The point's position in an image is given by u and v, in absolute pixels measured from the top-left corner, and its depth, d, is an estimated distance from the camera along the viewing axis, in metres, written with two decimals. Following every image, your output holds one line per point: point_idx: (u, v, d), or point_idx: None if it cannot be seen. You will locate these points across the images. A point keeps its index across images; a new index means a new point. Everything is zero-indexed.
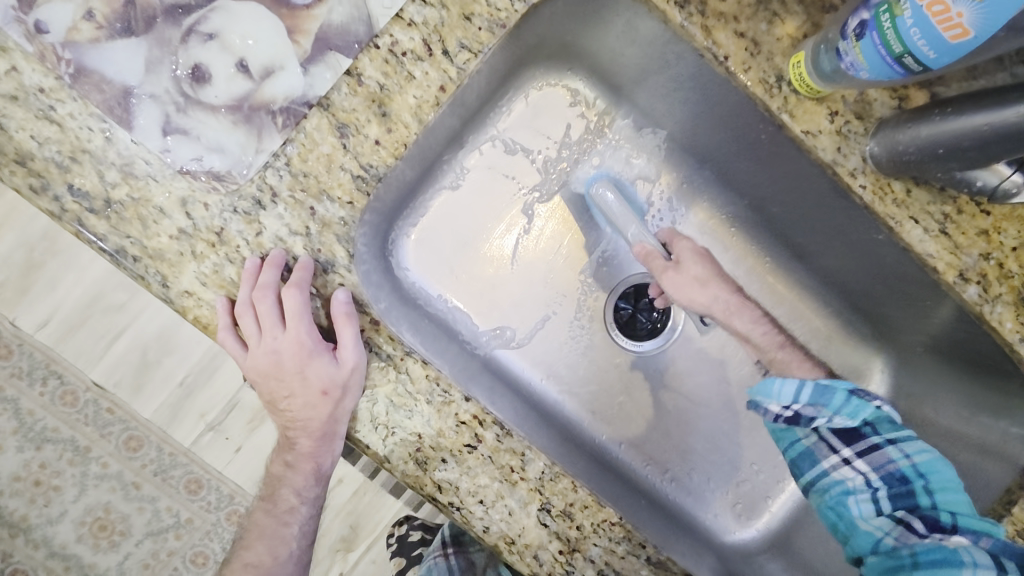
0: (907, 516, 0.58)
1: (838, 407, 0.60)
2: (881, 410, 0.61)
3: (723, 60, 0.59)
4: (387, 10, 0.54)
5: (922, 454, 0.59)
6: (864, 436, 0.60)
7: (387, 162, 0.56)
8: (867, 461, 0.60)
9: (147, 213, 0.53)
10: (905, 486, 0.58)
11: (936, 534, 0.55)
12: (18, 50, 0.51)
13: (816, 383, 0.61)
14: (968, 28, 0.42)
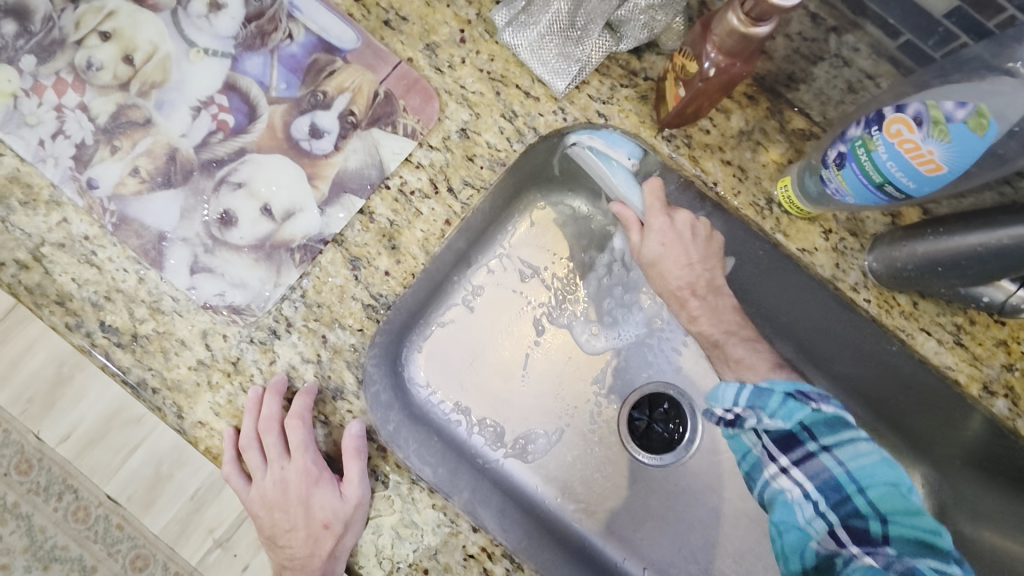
0: (842, 533, 0.50)
1: (773, 409, 0.54)
2: (826, 411, 0.53)
3: (711, 185, 0.63)
4: (397, 156, 0.60)
5: (867, 465, 0.52)
6: (795, 439, 0.53)
7: (396, 292, 0.59)
8: (805, 470, 0.52)
9: (169, 345, 0.56)
10: (840, 496, 0.51)
11: (865, 548, 0.50)
12: (70, 204, 0.57)
13: (756, 384, 0.54)
14: (941, 162, 0.45)
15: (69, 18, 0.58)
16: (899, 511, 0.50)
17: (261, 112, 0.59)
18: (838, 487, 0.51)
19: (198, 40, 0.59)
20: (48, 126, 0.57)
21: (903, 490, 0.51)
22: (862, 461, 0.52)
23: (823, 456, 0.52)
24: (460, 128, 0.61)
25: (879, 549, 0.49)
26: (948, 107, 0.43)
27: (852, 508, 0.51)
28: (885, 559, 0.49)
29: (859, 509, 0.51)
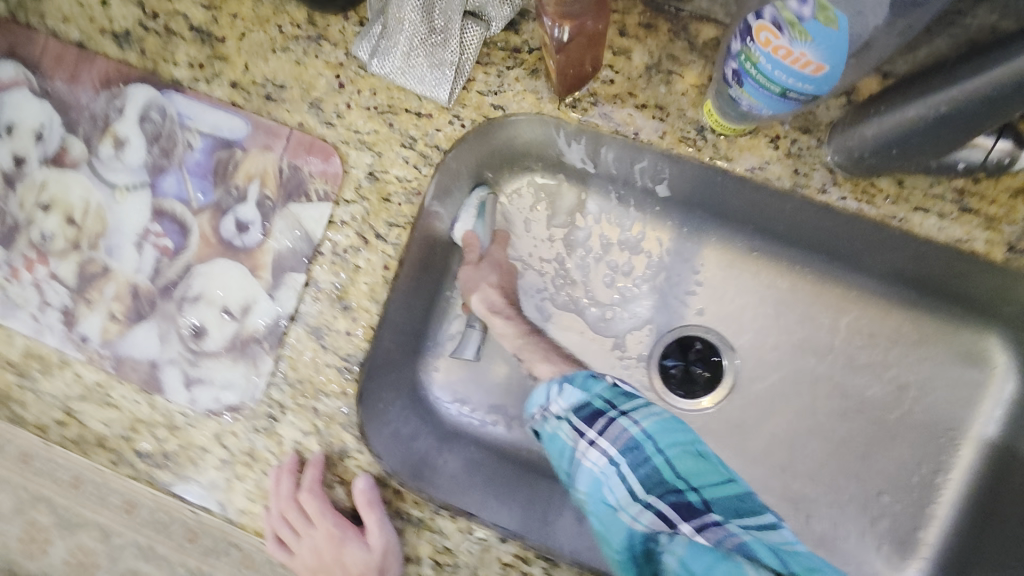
0: (658, 504, 0.49)
1: (575, 389, 0.57)
2: (619, 385, 0.57)
3: (633, 134, 0.58)
4: (319, 221, 0.61)
5: (663, 427, 0.53)
6: (598, 412, 0.55)
7: (361, 346, 0.61)
8: (609, 438, 0.53)
9: (194, 454, 0.63)
10: (641, 459, 0.51)
11: (694, 522, 0.48)
12: (75, 361, 0.64)
13: (561, 378, 0.59)
14: (820, 61, 0.42)
15: (15, 202, 0.65)
16: (688, 471, 0.50)
17: (191, 225, 0.62)
18: (634, 448, 0.51)
19: (117, 180, 0.63)
20: (34, 301, 0.64)
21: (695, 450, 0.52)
22: (656, 420, 0.53)
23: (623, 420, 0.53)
24: (368, 172, 0.61)
25: (706, 519, 0.48)
26: (797, 6, 0.41)
27: (670, 485, 0.50)
28: (717, 534, 0.47)
29: (668, 474, 0.50)
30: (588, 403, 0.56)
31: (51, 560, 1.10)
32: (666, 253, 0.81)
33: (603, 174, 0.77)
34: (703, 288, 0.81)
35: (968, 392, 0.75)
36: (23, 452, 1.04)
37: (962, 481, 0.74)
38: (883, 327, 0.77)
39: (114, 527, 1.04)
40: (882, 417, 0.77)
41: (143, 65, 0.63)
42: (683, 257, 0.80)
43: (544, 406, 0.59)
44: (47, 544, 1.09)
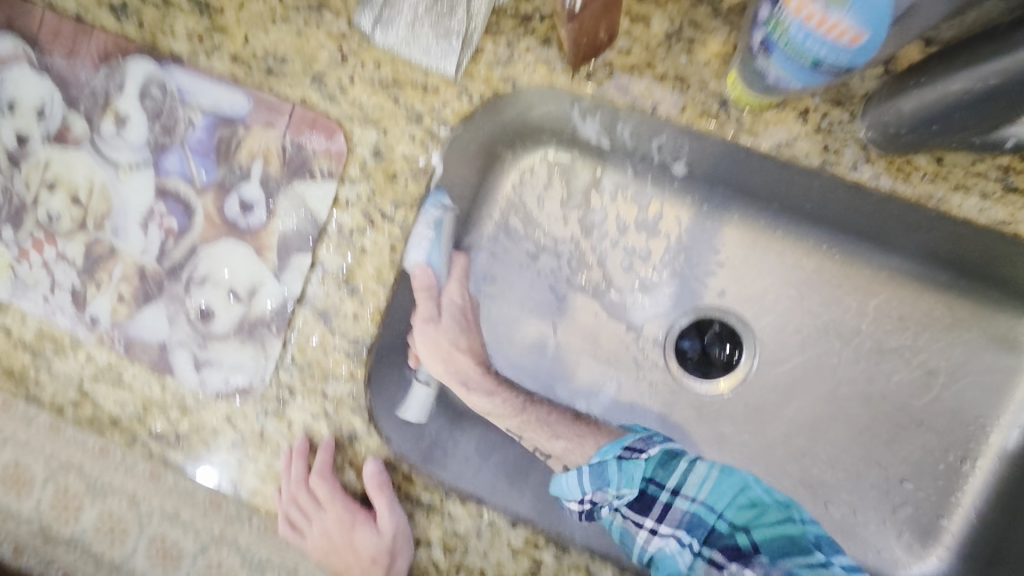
0: (715, 553, 0.54)
1: (616, 481, 0.56)
2: (654, 455, 0.58)
3: (651, 109, 0.54)
4: (324, 201, 0.59)
5: (712, 489, 0.56)
6: (649, 499, 0.56)
7: (369, 330, 0.60)
8: (670, 522, 0.56)
9: (206, 435, 0.63)
10: (701, 523, 0.56)
11: (738, 563, 0.53)
12: (87, 341, 0.64)
13: (591, 465, 0.58)
14: (859, 30, 0.39)
15: (20, 181, 0.64)
16: (746, 517, 0.55)
17: (196, 206, 0.61)
18: (698, 525, 0.55)
19: (120, 159, 0.62)
20: (44, 282, 0.64)
21: (746, 500, 0.56)
22: (710, 488, 0.57)
23: (677, 501, 0.56)
24: (374, 150, 0.58)
25: (753, 561, 0.52)
26: None
27: (716, 533, 0.55)
28: (765, 568, 0.51)
29: (723, 528, 0.55)
30: (639, 490, 0.57)
31: None
32: (685, 232, 0.78)
33: (620, 149, 0.75)
34: (722, 267, 0.78)
35: (998, 376, 0.72)
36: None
37: (989, 469, 0.72)
38: (914, 310, 0.74)
39: (143, 493, 1.02)
40: (905, 401, 0.75)
41: (140, 38, 0.61)
42: (702, 237, 0.78)
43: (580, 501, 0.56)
44: (79, 510, 1.01)
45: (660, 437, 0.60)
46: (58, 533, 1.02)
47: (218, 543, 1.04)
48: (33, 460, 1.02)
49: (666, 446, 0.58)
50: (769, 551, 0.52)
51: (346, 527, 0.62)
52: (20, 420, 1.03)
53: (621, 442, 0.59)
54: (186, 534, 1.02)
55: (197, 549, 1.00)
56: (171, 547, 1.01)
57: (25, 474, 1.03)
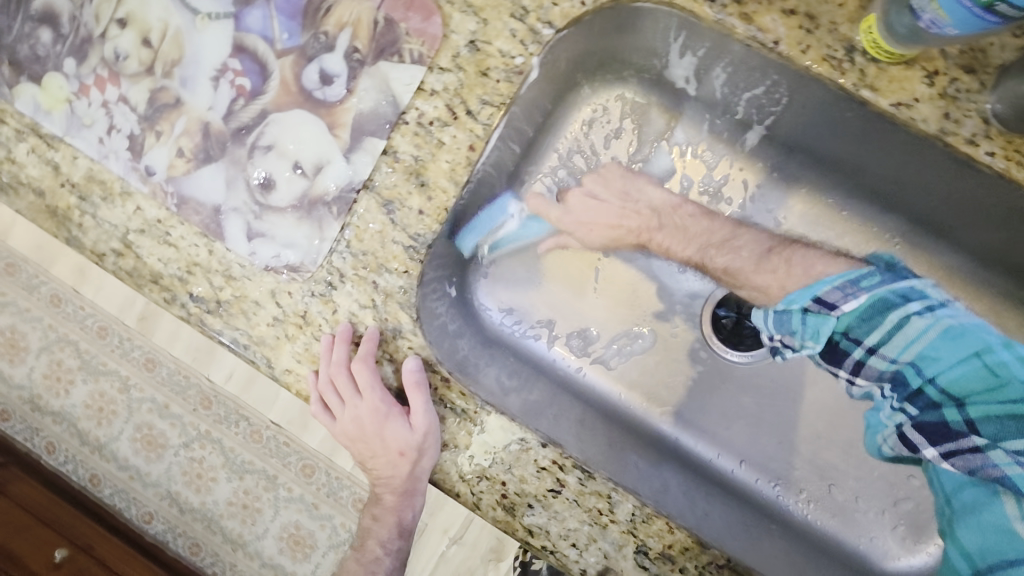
0: (911, 427, 0.52)
1: (800, 330, 0.55)
2: (851, 310, 0.52)
3: (772, 45, 0.51)
4: (408, 86, 0.56)
5: (923, 352, 0.50)
6: (839, 350, 0.54)
7: (432, 229, 0.58)
8: (864, 376, 0.54)
9: (247, 307, 0.62)
10: (908, 390, 0.52)
11: (950, 445, 0.50)
12: (138, 193, 0.62)
13: (775, 308, 0.56)
14: None
15: (91, 14, 0.61)
16: (970, 390, 0.49)
17: (272, 68, 0.59)
18: (899, 384, 0.52)
19: (201, 7, 0.60)
20: (101, 123, 0.62)
21: (974, 363, 0.49)
22: (919, 349, 0.50)
23: (872, 360, 0.52)
24: (469, 40, 0.56)
25: (961, 444, 0.49)
26: None
27: (922, 396, 0.51)
28: (971, 459, 0.49)
29: (936, 400, 0.50)
30: (830, 343, 0.54)
31: (71, 401, 1.11)
32: (750, 197, 0.76)
33: (703, 100, 0.73)
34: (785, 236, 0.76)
35: None
36: (56, 294, 1.11)
37: None
38: None
39: (136, 380, 1.11)
40: None
41: None
42: (766, 205, 0.76)
43: (767, 338, 0.57)
44: (70, 385, 1.11)
45: (863, 282, 0.52)
46: (47, 405, 1.12)
47: (204, 439, 1.09)
48: (29, 330, 1.12)
49: (876, 295, 0.52)
50: (989, 435, 0.48)
51: (375, 418, 0.62)
52: (21, 289, 1.11)
53: (813, 290, 0.54)
54: (172, 428, 1.10)
55: (180, 442, 1.10)
56: (155, 436, 1.10)
57: (20, 341, 1.12)
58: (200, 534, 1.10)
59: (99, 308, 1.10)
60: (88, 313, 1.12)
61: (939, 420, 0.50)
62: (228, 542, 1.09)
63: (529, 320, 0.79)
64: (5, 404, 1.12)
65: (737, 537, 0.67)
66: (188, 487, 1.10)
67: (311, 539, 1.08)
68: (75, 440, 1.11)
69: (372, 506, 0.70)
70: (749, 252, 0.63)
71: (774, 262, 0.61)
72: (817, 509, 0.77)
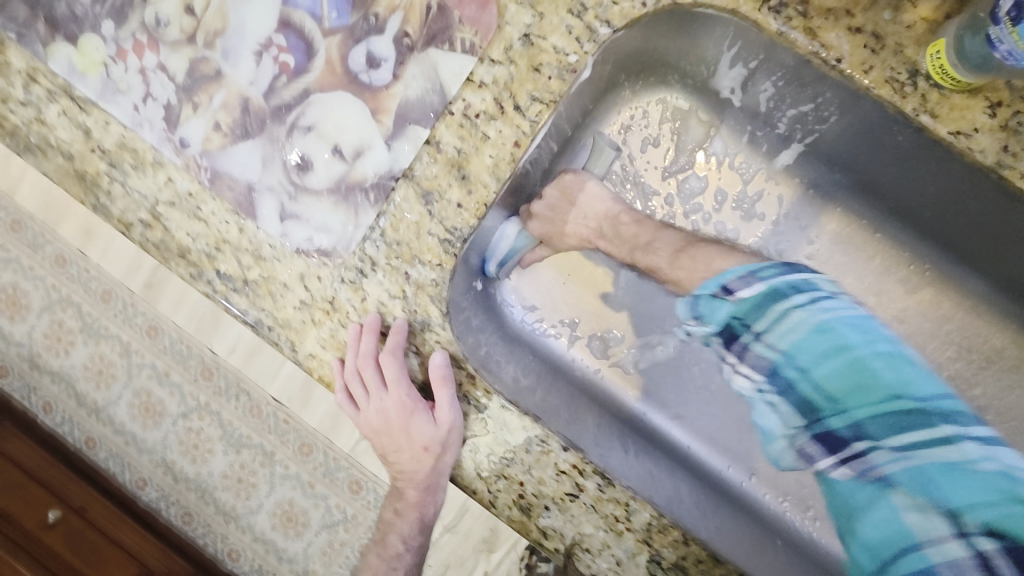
0: (806, 433, 0.51)
1: (710, 313, 0.55)
2: (746, 297, 0.52)
3: (834, 63, 0.51)
4: (457, 76, 0.55)
5: (799, 340, 0.49)
6: (734, 334, 0.53)
7: (470, 224, 0.57)
8: (754, 366, 0.52)
9: (275, 289, 0.61)
10: (785, 384, 0.50)
11: (845, 454, 0.48)
12: (170, 164, 0.61)
13: (694, 295, 0.57)
14: None
15: None
16: (843, 388, 0.48)
17: (318, 47, 0.58)
18: (776, 371, 0.51)
19: None
20: (137, 89, 0.60)
21: (841, 358, 0.48)
22: (794, 338, 0.49)
23: (759, 346, 0.51)
24: (524, 33, 0.54)
25: (854, 451, 0.48)
26: None
27: (803, 386, 0.50)
28: (862, 463, 0.48)
29: (818, 398, 0.49)
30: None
31: (71, 363, 1.10)
32: (783, 212, 0.75)
33: (746, 110, 0.71)
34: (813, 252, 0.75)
35: None
36: (60, 254, 1.07)
37: None
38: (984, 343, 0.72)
39: (136, 346, 1.08)
40: None
41: None
42: (799, 222, 0.75)
43: (689, 321, 0.57)
44: (70, 346, 1.09)
45: (761, 273, 0.52)
46: (46, 364, 1.10)
47: (202, 412, 1.07)
48: (32, 288, 1.09)
49: (771, 285, 0.51)
50: (878, 434, 0.47)
51: (400, 413, 0.62)
52: (25, 247, 1.07)
53: (722, 278, 0.55)
54: (171, 397, 1.08)
55: (178, 411, 1.08)
56: (153, 403, 1.08)
57: (22, 300, 1.09)
58: (194, 504, 1.09)
59: (103, 272, 1.07)
60: (93, 276, 1.08)
61: (829, 429, 0.49)
62: (221, 513, 1.08)
63: (549, 318, 0.76)
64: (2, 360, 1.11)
65: (756, 548, 0.67)
66: (185, 455, 1.08)
67: (304, 517, 1.06)
68: (72, 401, 1.10)
69: (394, 500, 0.71)
70: (665, 251, 0.64)
71: (684, 258, 0.62)
72: (820, 526, 0.75)
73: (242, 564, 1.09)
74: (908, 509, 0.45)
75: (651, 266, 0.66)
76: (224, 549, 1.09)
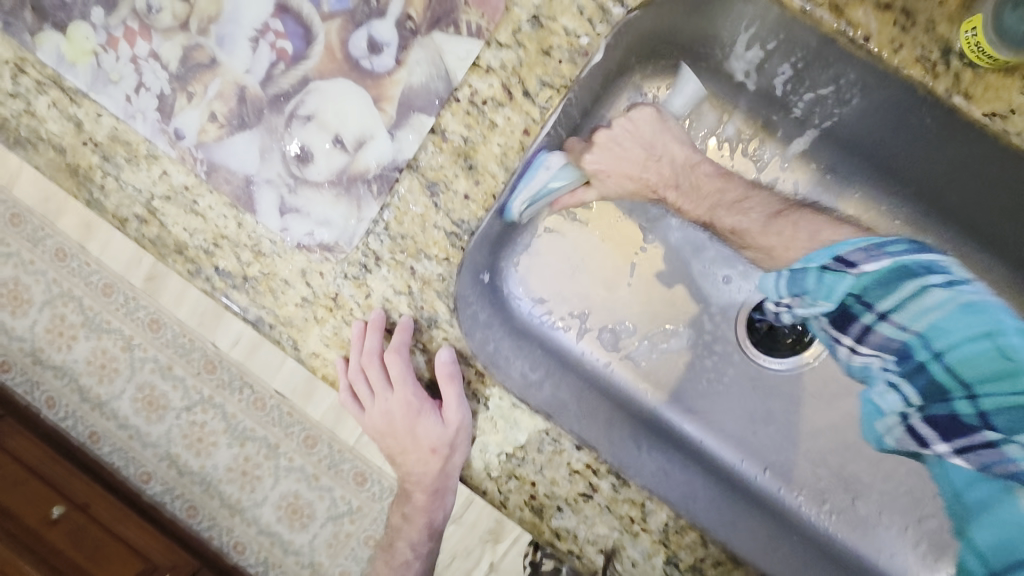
0: (920, 422, 0.50)
1: (814, 290, 0.52)
2: (873, 270, 0.49)
3: (861, 42, 0.49)
4: (463, 61, 0.53)
5: (944, 318, 0.47)
6: (849, 314, 0.51)
7: (478, 216, 0.55)
8: (871, 346, 0.51)
9: (275, 285, 0.59)
10: (916, 367, 0.49)
11: (959, 440, 0.48)
12: (165, 157, 0.58)
13: (791, 269, 0.54)
14: None
15: None
16: (983, 372, 0.46)
17: (317, 32, 0.55)
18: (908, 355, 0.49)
19: None
20: (129, 79, 0.58)
21: (988, 343, 0.45)
22: (937, 315, 0.47)
23: (885, 326, 0.49)
24: (533, 15, 0.52)
25: (975, 439, 0.47)
26: None
27: (938, 375, 0.48)
28: (985, 457, 0.47)
29: (945, 382, 0.47)
30: (844, 308, 0.51)
31: (74, 356, 1.08)
32: (800, 200, 0.72)
33: (762, 94, 0.68)
34: None
35: None
36: (60, 248, 1.06)
37: None
38: None
39: (140, 339, 1.06)
40: None
41: None
42: None
43: (777, 295, 0.56)
44: (72, 340, 1.08)
45: (882, 242, 0.54)
46: (49, 358, 1.08)
47: (207, 404, 1.06)
48: (32, 282, 1.07)
49: (898, 262, 0.48)
50: (1004, 428, 0.45)
51: (406, 414, 0.61)
52: (25, 240, 1.06)
53: (835, 249, 0.51)
54: (176, 390, 1.07)
55: (182, 405, 1.07)
56: (157, 396, 1.07)
57: (23, 292, 1.08)
58: (198, 497, 1.08)
59: (104, 265, 1.05)
60: (95, 270, 1.06)
61: (952, 413, 0.47)
62: (227, 507, 1.07)
63: (559, 311, 0.73)
64: (4, 354, 1.09)
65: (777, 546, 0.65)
66: (190, 450, 1.07)
67: (309, 508, 1.05)
68: (75, 396, 1.08)
69: (401, 504, 0.69)
70: (757, 214, 0.61)
71: (782, 223, 0.58)
72: (839, 522, 0.73)
73: (247, 557, 1.08)
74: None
75: (737, 226, 0.61)
76: (231, 542, 1.08)
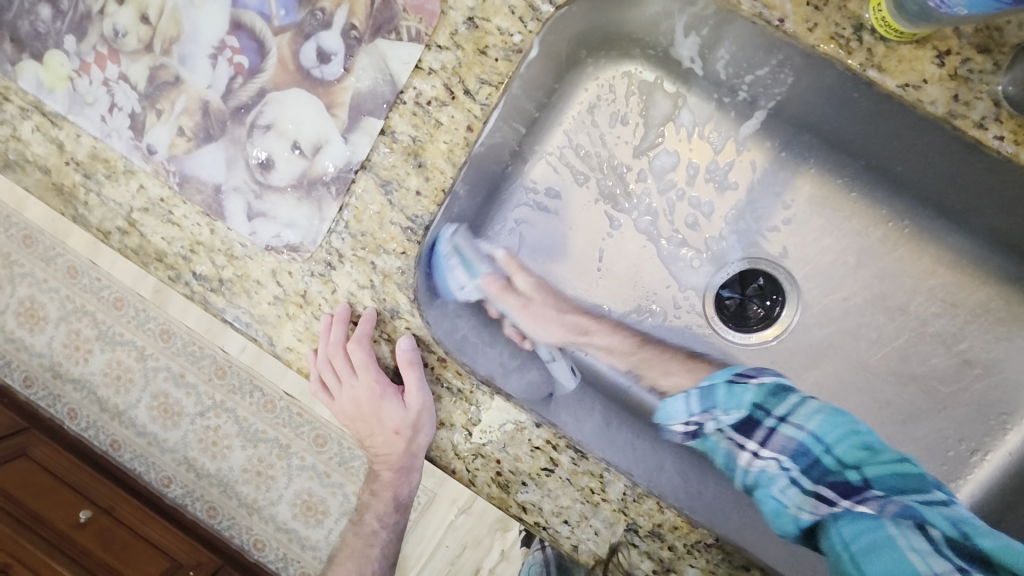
0: (822, 491, 0.60)
1: (723, 403, 0.66)
2: (764, 383, 0.66)
3: (777, 22, 0.51)
4: (406, 66, 0.56)
5: (822, 421, 0.63)
6: (755, 420, 0.64)
7: (430, 210, 0.58)
8: (773, 446, 0.63)
9: (249, 286, 0.62)
10: (810, 460, 0.61)
11: (853, 498, 0.59)
12: (141, 171, 0.62)
13: (700, 388, 0.68)
14: None
15: None
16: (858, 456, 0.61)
17: (269, 46, 0.59)
18: (805, 452, 0.62)
19: None
20: (104, 101, 0.62)
21: (857, 441, 0.62)
22: (815, 421, 0.63)
23: (784, 429, 0.63)
24: (468, 17, 0.55)
25: (865, 493, 0.59)
26: None
27: (824, 466, 0.61)
28: (877, 503, 0.58)
29: (831, 465, 0.61)
30: (752, 418, 0.64)
31: (90, 369, 1.14)
32: (757, 178, 0.74)
33: (708, 79, 0.70)
34: (786, 216, 0.74)
35: None
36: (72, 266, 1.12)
37: (999, 463, 0.68)
38: (966, 298, 0.70)
39: (151, 349, 1.12)
40: (934, 385, 0.72)
41: None
42: (772, 188, 0.73)
43: (688, 420, 0.67)
44: (88, 353, 1.13)
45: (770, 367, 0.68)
46: (68, 371, 1.14)
47: (218, 409, 1.11)
48: (48, 300, 1.13)
49: (780, 378, 0.67)
50: (883, 487, 0.59)
51: (373, 399, 0.64)
52: (38, 260, 1.13)
53: (734, 369, 0.68)
54: (189, 397, 1.12)
55: (196, 410, 1.12)
56: (171, 404, 1.12)
57: (39, 311, 1.14)
58: (213, 497, 1.12)
59: (115, 280, 1.11)
60: (104, 285, 1.13)
61: (845, 481, 0.60)
62: (244, 507, 1.12)
63: None
64: (27, 370, 1.15)
65: None
66: (204, 452, 1.12)
67: (322, 505, 1.10)
68: (95, 406, 1.14)
69: (370, 481, 0.74)
70: None
71: None
72: None
73: (267, 553, 1.12)
74: (910, 552, 0.53)
75: None
76: (250, 540, 1.12)
